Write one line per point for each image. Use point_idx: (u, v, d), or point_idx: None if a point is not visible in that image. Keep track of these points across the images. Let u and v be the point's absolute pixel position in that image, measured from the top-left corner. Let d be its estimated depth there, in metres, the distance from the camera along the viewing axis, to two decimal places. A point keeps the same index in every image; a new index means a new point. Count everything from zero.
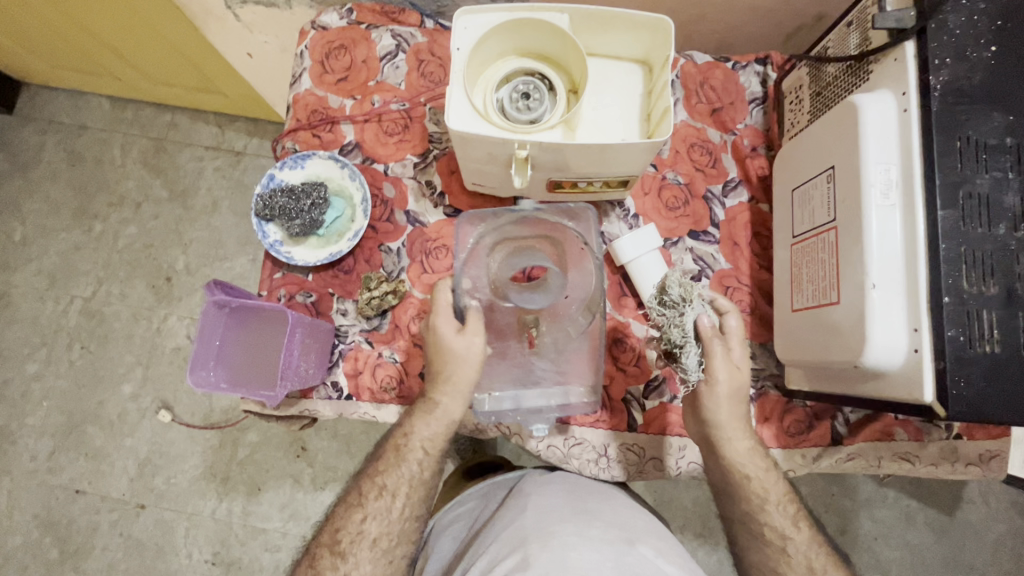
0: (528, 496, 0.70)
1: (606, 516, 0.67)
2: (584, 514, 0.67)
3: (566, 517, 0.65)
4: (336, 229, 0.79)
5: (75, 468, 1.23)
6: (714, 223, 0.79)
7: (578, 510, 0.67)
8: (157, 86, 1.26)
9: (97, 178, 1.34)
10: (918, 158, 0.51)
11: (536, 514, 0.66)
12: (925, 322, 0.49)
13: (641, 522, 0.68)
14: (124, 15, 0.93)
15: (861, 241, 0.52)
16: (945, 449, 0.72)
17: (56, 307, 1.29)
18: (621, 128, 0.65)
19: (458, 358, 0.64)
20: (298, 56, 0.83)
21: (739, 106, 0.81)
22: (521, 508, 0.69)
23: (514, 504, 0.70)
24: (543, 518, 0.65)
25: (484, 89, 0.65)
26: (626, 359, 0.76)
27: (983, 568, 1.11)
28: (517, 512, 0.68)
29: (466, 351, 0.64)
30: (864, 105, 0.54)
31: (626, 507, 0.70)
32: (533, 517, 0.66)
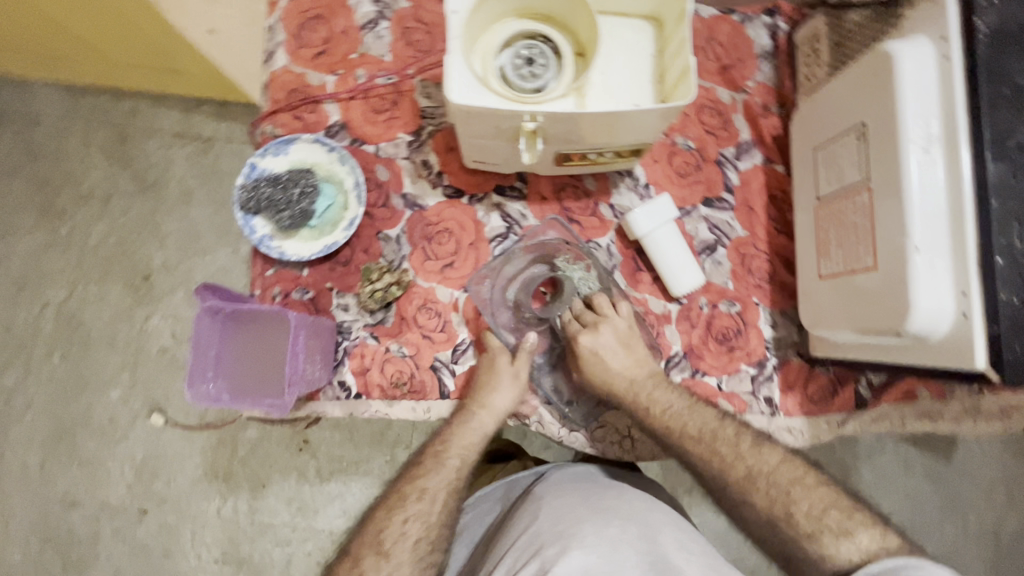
0: (542, 499, 0.66)
1: (624, 512, 0.62)
2: (602, 512, 0.61)
3: (584, 517, 0.60)
4: (329, 219, 0.73)
5: (69, 478, 1.18)
6: (728, 188, 0.75)
7: (595, 508, 0.62)
8: (113, 69, 1.16)
9: (57, 174, 1.25)
10: (962, 109, 0.48)
11: (551, 517, 0.61)
12: (975, 284, 0.46)
13: (660, 511, 0.63)
14: None
15: (901, 201, 0.49)
16: (968, 404, 0.71)
17: (28, 313, 1.22)
18: (633, 91, 0.60)
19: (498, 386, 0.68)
20: (269, 29, 0.76)
21: (749, 61, 0.76)
22: (536, 511, 0.64)
23: (528, 508, 0.65)
24: (559, 521, 0.61)
25: (483, 54, 0.59)
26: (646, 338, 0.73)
27: (978, 507, 1.14)
28: (532, 516, 0.63)
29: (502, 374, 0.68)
30: (901, 53, 0.50)
31: (640, 497, 0.65)
32: (549, 520, 0.61)
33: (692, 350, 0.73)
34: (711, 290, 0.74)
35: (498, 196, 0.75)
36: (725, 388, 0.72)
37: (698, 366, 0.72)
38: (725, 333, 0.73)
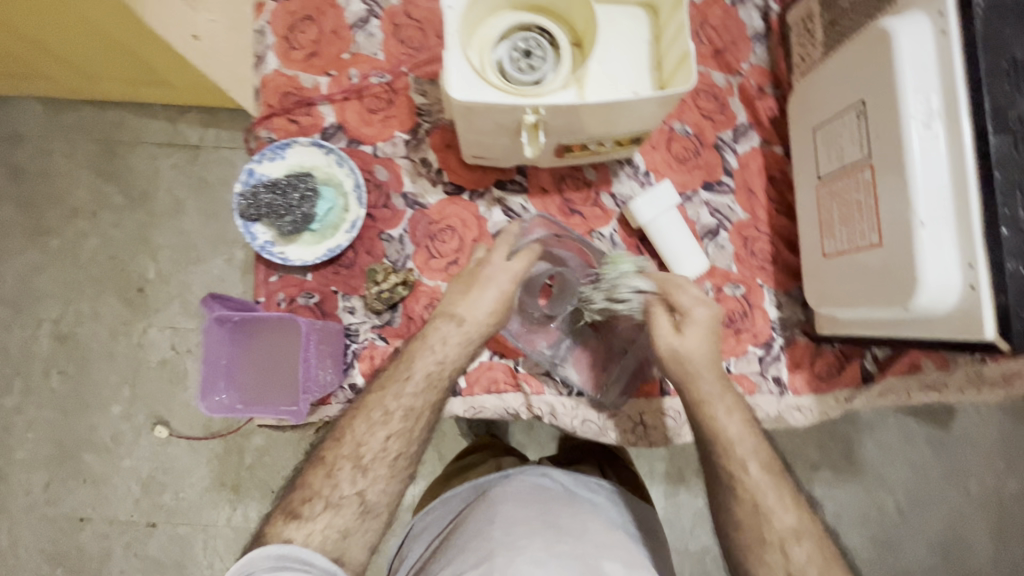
0: (499, 505, 0.65)
1: (575, 532, 0.62)
2: (554, 526, 0.61)
3: (534, 531, 0.60)
4: (330, 222, 0.72)
5: (76, 496, 1.17)
6: (727, 172, 0.75)
7: (548, 523, 0.62)
8: (94, 81, 1.14)
9: (43, 191, 1.23)
10: (962, 82, 0.48)
11: (505, 525, 0.61)
12: (981, 256, 0.47)
13: (609, 531, 0.64)
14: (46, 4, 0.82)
15: (904, 177, 0.50)
16: (971, 374, 0.71)
17: (23, 334, 1.20)
18: (632, 80, 0.60)
19: (475, 298, 0.63)
20: (259, 33, 0.75)
21: (742, 44, 0.76)
22: (493, 516, 0.63)
23: (483, 513, 0.65)
24: (510, 529, 0.60)
25: (479, 48, 0.59)
26: None
27: (978, 473, 1.17)
28: (486, 520, 0.63)
29: (491, 291, 0.63)
30: (898, 30, 0.50)
31: (593, 517, 0.65)
32: (502, 529, 0.61)
33: None
34: (716, 274, 0.74)
35: (499, 191, 0.75)
36: (734, 370, 0.73)
37: None
38: (731, 316, 0.73)
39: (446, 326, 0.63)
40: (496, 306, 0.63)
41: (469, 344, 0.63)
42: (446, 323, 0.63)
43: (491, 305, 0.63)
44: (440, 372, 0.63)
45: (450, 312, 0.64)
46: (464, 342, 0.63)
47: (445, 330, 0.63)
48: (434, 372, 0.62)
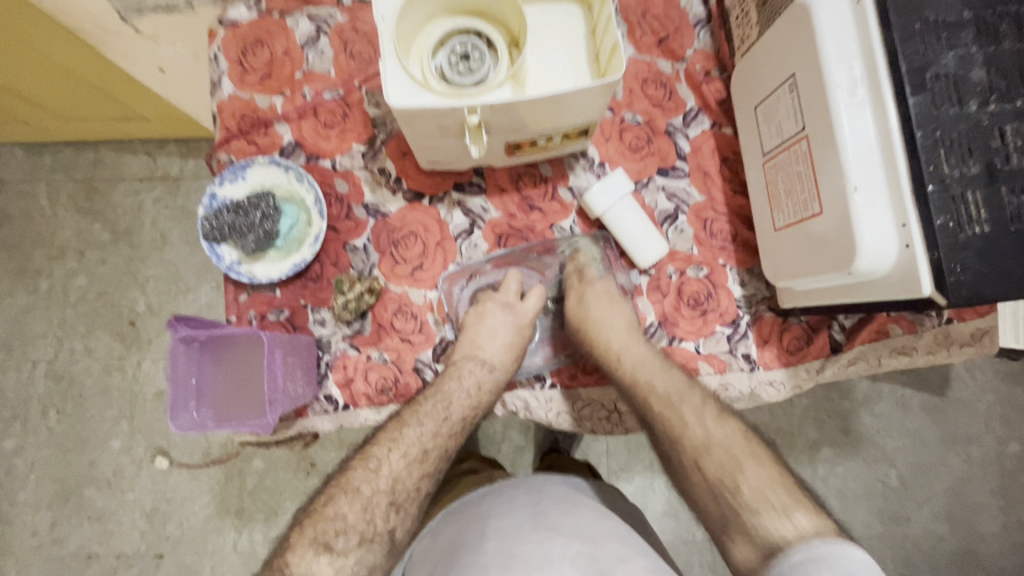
0: (489, 518, 0.64)
1: (568, 528, 0.61)
2: (547, 529, 0.61)
3: (528, 535, 0.60)
4: (294, 237, 0.74)
5: (82, 533, 1.18)
6: (680, 156, 0.76)
7: (539, 525, 0.61)
8: (70, 122, 1.16)
9: (29, 234, 1.25)
10: (879, 50, 0.49)
11: (498, 537, 0.60)
12: (913, 215, 0.48)
13: (607, 526, 0.63)
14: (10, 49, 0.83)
15: (835, 145, 0.51)
16: (939, 335, 0.73)
17: (20, 376, 1.21)
18: (570, 74, 0.62)
19: (496, 338, 0.71)
20: (211, 58, 0.76)
21: (685, 31, 0.78)
22: (489, 529, 0.62)
23: (473, 529, 0.64)
24: (506, 540, 0.60)
25: (419, 57, 0.61)
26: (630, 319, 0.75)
27: (979, 438, 1.16)
28: (479, 537, 0.62)
29: (505, 333, 0.72)
30: (816, 3, 0.51)
31: (590, 513, 0.64)
32: (497, 541, 0.60)
33: (666, 317, 0.74)
34: (677, 257, 0.75)
35: (458, 193, 0.76)
36: (703, 350, 0.73)
37: (675, 332, 0.74)
38: (696, 297, 0.74)
39: (476, 368, 0.69)
40: (512, 342, 0.72)
41: (496, 379, 0.70)
42: (473, 365, 0.69)
43: (507, 343, 0.71)
44: (472, 405, 0.68)
45: (477, 356, 0.70)
46: (491, 383, 0.69)
47: (474, 372, 0.69)
48: (470, 407, 0.67)
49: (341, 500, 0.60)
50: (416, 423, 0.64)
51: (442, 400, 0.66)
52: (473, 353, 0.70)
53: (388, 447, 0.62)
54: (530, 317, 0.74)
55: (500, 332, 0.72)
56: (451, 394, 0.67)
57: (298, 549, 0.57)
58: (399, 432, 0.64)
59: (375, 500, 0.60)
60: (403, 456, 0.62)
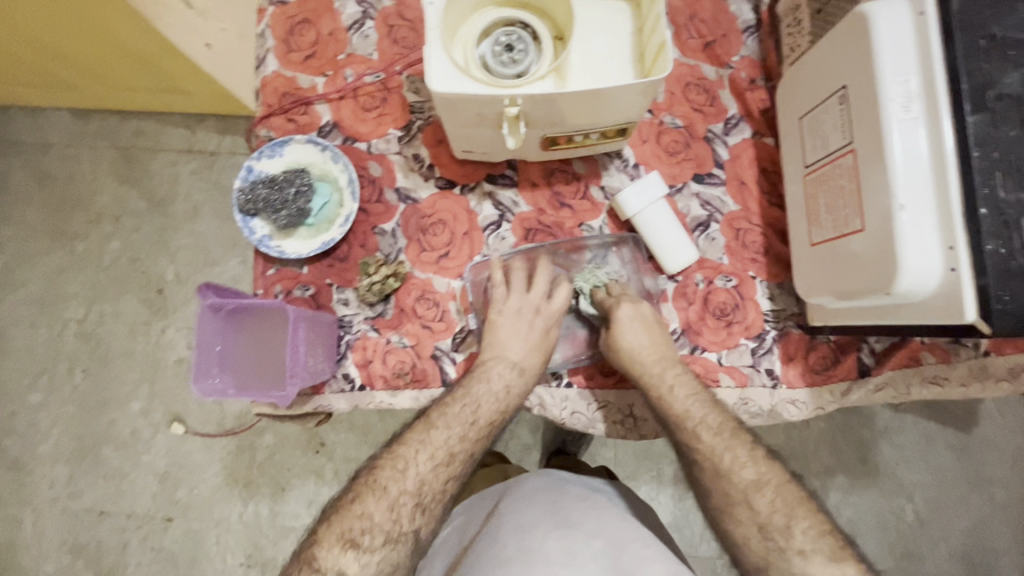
0: (510, 514, 0.64)
1: (589, 528, 0.61)
2: (566, 526, 0.61)
3: (549, 534, 0.60)
4: (325, 217, 0.75)
5: (97, 490, 1.22)
6: (718, 163, 0.75)
7: (558, 523, 0.62)
8: (117, 91, 1.19)
9: (70, 196, 1.29)
10: (938, 64, 0.48)
11: (515, 531, 0.61)
12: (962, 238, 0.46)
13: (626, 527, 0.63)
14: (68, 16, 0.86)
15: (884, 161, 0.49)
16: (973, 367, 0.69)
17: (51, 332, 1.26)
18: (613, 71, 0.61)
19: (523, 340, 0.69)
20: (258, 36, 0.78)
21: (732, 36, 0.77)
22: (509, 525, 0.62)
23: (491, 526, 0.64)
24: (526, 537, 0.60)
25: (464, 44, 0.61)
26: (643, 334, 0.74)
27: (1004, 480, 1.12)
28: (497, 532, 0.62)
29: (533, 333, 0.70)
30: (876, 13, 0.50)
31: (607, 512, 0.65)
32: (514, 535, 0.60)
33: (690, 325, 0.73)
34: (706, 266, 0.74)
35: (489, 184, 0.76)
36: (725, 362, 0.72)
37: (697, 341, 0.73)
38: (723, 307, 0.73)
39: (505, 370, 0.68)
40: (538, 346, 0.70)
41: (523, 380, 0.68)
42: (501, 367, 0.68)
43: (536, 346, 0.70)
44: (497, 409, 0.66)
45: (505, 357, 0.68)
46: (521, 385, 0.68)
47: (503, 374, 0.68)
48: (498, 410, 0.66)
49: (368, 499, 0.59)
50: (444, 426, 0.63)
51: (470, 403, 0.65)
52: (501, 355, 0.68)
53: (416, 448, 0.62)
54: (553, 317, 0.71)
55: (529, 334, 0.70)
56: (478, 397, 0.66)
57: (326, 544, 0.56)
58: (428, 434, 0.63)
59: (402, 502, 0.59)
60: (431, 458, 0.61)
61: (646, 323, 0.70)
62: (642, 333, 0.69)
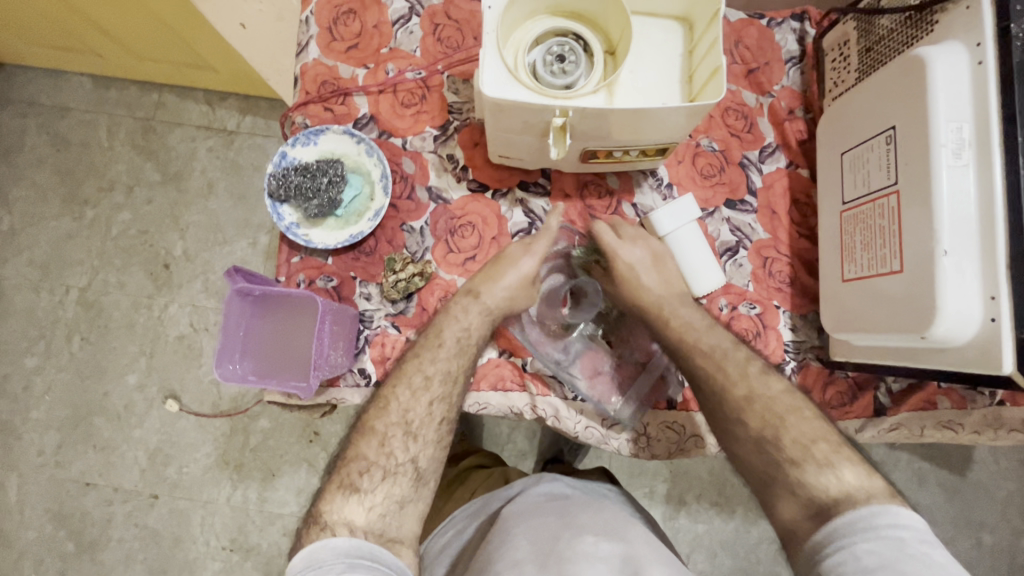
0: (517, 517, 0.64)
1: (597, 527, 0.61)
2: (576, 527, 0.61)
3: (559, 532, 0.60)
4: (355, 209, 0.74)
5: (85, 460, 1.20)
6: (751, 191, 0.75)
7: (568, 524, 0.61)
8: (143, 62, 1.19)
9: (84, 163, 1.28)
10: (994, 116, 0.48)
11: (528, 534, 0.60)
12: (1005, 289, 0.47)
13: (635, 529, 0.63)
14: None
15: (930, 204, 0.50)
16: (988, 416, 0.69)
17: (52, 298, 1.24)
18: (661, 91, 0.61)
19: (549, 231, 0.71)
20: (302, 22, 0.77)
21: (776, 65, 0.77)
22: (517, 525, 0.63)
23: (500, 530, 0.64)
24: (536, 537, 0.60)
25: (515, 49, 0.60)
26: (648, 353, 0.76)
27: (993, 525, 1.12)
28: (508, 534, 0.62)
29: (512, 275, 0.69)
30: (934, 57, 0.50)
31: (614, 515, 0.65)
32: (526, 538, 0.60)
33: None
34: (731, 291, 0.74)
35: (521, 192, 0.76)
36: None
37: None
38: (745, 334, 0.73)
39: (471, 306, 0.68)
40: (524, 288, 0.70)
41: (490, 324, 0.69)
42: (469, 304, 0.68)
43: (512, 290, 0.69)
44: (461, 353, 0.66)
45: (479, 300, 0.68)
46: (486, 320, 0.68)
47: (469, 310, 0.68)
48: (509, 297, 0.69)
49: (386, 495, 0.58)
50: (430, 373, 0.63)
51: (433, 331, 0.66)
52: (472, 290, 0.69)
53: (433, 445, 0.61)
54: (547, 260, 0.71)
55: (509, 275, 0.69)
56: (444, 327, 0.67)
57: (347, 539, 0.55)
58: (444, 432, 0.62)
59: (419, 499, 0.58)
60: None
61: (649, 258, 0.71)
62: (649, 272, 0.70)
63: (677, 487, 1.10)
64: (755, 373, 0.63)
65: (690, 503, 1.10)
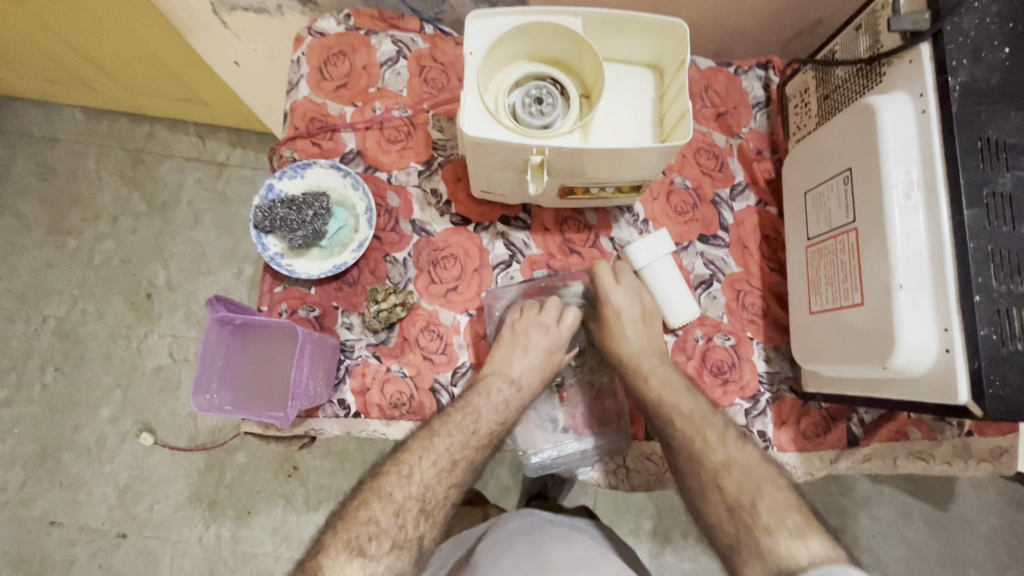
0: (489, 560, 0.63)
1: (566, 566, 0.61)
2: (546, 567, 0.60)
3: None
4: (339, 240, 0.76)
5: (50, 498, 1.16)
6: (723, 227, 0.78)
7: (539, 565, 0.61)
8: (135, 96, 1.21)
9: (70, 193, 1.28)
10: (939, 160, 0.52)
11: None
12: (956, 321, 0.49)
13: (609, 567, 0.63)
14: (101, 22, 0.88)
15: (885, 240, 0.53)
16: (957, 446, 0.70)
17: (28, 328, 1.22)
18: (634, 131, 0.64)
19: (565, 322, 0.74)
20: (294, 62, 0.80)
21: (743, 110, 0.81)
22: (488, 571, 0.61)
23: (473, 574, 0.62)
24: None
25: (495, 92, 0.64)
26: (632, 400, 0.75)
27: (978, 560, 1.12)
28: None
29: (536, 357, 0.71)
30: (883, 106, 0.54)
31: (589, 552, 0.64)
32: None
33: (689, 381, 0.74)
34: (706, 323, 0.76)
35: (503, 225, 0.78)
36: None
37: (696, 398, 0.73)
38: (720, 365, 0.74)
39: (504, 386, 0.69)
40: (544, 368, 0.72)
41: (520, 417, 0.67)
42: (501, 383, 0.69)
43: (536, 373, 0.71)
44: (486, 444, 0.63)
45: (506, 373, 0.70)
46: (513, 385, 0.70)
47: (502, 390, 0.69)
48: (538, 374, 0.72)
49: (374, 504, 0.58)
50: (446, 433, 0.64)
51: (472, 413, 0.66)
52: (502, 370, 0.70)
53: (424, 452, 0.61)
54: (565, 341, 0.74)
55: (532, 352, 0.71)
56: (485, 399, 0.67)
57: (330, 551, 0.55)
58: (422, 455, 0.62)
59: (406, 507, 0.59)
60: (434, 465, 0.61)
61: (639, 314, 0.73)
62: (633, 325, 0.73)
63: (663, 522, 1.09)
64: (732, 436, 0.64)
65: (675, 539, 1.09)
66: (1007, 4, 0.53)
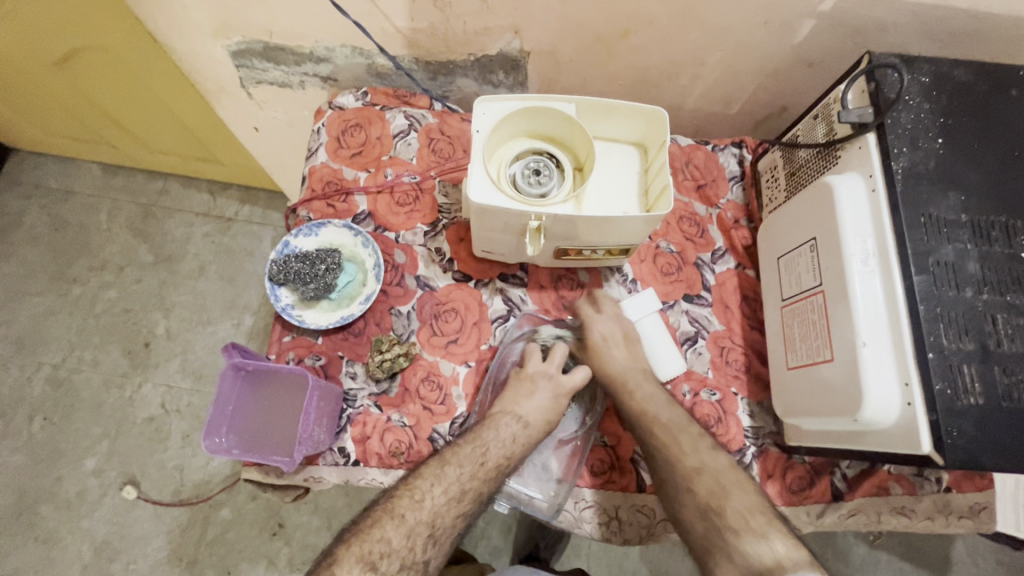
0: None
1: None
2: None
3: None
4: (347, 293, 0.81)
5: (21, 554, 1.12)
6: (706, 287, 0.84)
7: None
8: (153, 154, 1.30)
9: (79, 244, 1.33)
10: (889, 231, 0.58)
11: None
12: (914, 376, 0.54)
13: None
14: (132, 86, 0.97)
15: (848, 303, 0.58)
16: (938, 502, 0.74)
17: (21, 374, 1.24)
18: (622, 201, 0.71)
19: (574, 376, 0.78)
20: (315, 132, 0.89)
21: (721, 182, 0.90)
22: None
23: None
24: None
25: (498, 163, 0.71)
26: (625, 453, 0.77)
27: None
28: None
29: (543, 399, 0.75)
30: (839, 185, 0.62)
31: None
32: None
33: None
34: (693, 377, 0.80)
35: (501, 282, 0.84)
36: None
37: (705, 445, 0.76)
38: (706, 420, 0.78)
39: (513, 422, 0.73)
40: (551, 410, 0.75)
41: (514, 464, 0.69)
42: (509, 419, 0.73)
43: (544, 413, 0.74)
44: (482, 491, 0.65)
45: (514, 410, 0.73)
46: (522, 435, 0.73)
47: (510, 425, 0.72)
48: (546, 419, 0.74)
49: (387, 524, 0.62)
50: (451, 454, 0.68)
51: (480, 446, 0.69)
52: (510, 408, 0.74)
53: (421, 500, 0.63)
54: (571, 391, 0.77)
55: (538, 395, 0.75)
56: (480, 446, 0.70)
57: (345, 565, 0.58)
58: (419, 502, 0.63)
59: (416, 530, 0.63)
60: (445, 494, 0.65)
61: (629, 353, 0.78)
62: (617, 346, 0.79)
63: None
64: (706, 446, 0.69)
65: None
66: (937, 102, 0.61)
